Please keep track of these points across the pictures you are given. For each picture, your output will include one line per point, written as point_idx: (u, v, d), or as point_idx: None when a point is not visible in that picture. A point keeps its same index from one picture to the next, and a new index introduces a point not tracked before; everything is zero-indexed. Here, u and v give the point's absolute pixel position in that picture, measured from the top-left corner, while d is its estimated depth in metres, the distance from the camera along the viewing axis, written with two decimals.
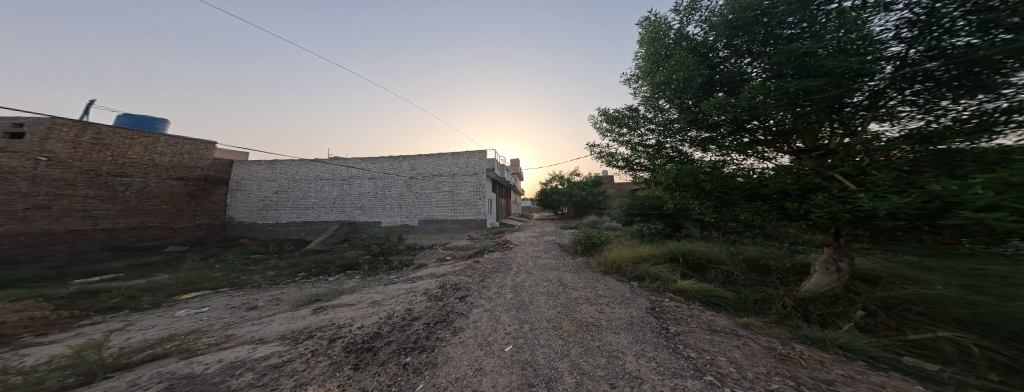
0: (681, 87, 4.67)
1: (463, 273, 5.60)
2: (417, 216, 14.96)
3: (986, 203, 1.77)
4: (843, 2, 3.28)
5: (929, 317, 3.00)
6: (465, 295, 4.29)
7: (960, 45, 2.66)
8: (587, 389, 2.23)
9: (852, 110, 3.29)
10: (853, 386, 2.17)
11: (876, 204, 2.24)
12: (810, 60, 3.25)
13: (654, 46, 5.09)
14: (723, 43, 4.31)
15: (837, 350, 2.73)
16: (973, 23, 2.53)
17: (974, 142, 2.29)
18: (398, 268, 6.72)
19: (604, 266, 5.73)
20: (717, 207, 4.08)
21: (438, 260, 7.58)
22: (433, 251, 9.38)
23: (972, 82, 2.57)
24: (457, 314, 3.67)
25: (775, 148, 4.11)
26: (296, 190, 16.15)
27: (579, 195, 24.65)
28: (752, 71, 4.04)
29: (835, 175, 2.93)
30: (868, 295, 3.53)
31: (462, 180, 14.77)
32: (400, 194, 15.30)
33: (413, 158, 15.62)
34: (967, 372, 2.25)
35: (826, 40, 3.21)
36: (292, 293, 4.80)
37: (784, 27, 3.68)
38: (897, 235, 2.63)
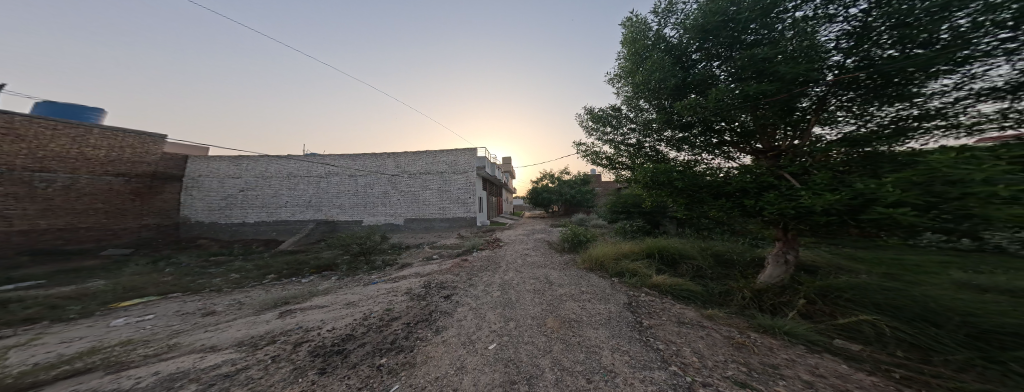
0: (655, 88, 4.83)
1: (449, 272, 5.09)
2: (401, 215, 14.49)
3: (896, 199, 2.03)
4: (797, 12, 3.58)
5: (855, 302, 3.40)
6: (452, 294, 3.80)
7: (886, 56, 2.99)
8: (566, 385, 2.28)
9: (801, 114, 3.63)
10: (794, 369, 2.43)
11: (814, 201, 2.44)
12: (770, 66, 3.53)
13: (634, 47, 5.00)
14: (696, 46, 4.45)
15: (783, 336, 3.02)
16: (894, 37, 2.90)
17: (889, 147, 2.65)
18: (380, 268, 6.41)
19: (589, 263, 5.89)
20: (688, 204, 4.22)
21: (424, 259, 7.36)
22: (419, 250, 9.13)
23: (890, 92, 2.95)
24: (442, 315, 3.32)
25: (738, 149, 4.40)
26: (267, 188, 15.06)
27: (569, 193, 25.04)
28: (719, 74, 4.27)
29: (785, 174, 3.19)
30: (810, 284, 3.91)
31: (450, 178, 14.49)
32: (383, 193, 14.75)
33: (397, 156, 15.09)
34: (880, 350, 2.65)
35: (782, 46, 3.48)
36: (256, 296, 4.31)
37: (748, 32, 3.95)
38: (831, 231, 2.93)
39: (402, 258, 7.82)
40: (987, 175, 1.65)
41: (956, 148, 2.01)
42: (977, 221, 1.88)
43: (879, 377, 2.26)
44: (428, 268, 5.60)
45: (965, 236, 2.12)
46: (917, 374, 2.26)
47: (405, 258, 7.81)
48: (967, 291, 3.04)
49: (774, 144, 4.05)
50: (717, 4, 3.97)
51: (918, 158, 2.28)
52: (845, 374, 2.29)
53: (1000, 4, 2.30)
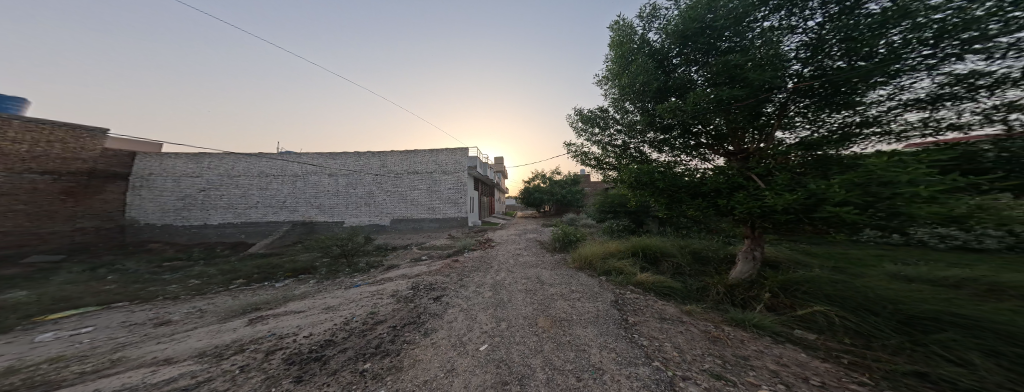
0: (640, 91, 4.78)
1: (439, 272, 4.94)
2: (387, 216, 13.95)
3: (841, 199, 2.30)
4: (765, 22, 3.78)
5: (810, 294, 3.77)
6: (441, 295, 3.67)
7: (835, 67, 3.28)
8: (558, 384, 2.32)
9: (766, 118, 3.90)
10: (762, 360, 2.68)
11: (776, 201, 2.63)
12: (741, 72, 3.68)
13: (619, 50, 4.90)
14: (676, 51, 4.42)
15: (752, 328, 3.28)
16: (842, 50, 3.20)
17: (839, 150, 3.01)
18: (362, 268, 6.07)
19: (578, 262, 6.00)
20: (668, 204, 4.05)
21: (412, 260, 7.10)
22: (408, 251, 8.82)
23: (838, 100, 3.31)
24: (431, 317, 3.19)
25: (712, 151, 4.57)
26: (233, 188, 13.89)
27: (560, 193, 25.39)
28: (696, 79, 4.31)
29: (752, 176, 3.35)
30: (773, 279, 4.25)
31: (438, 178, 14.19)
32: (366, 193, 14.15)
33: (381, 155, 14.56)
34: (831, 338, 3.02)
35: (751, 54, 3.68)
36: (221, 303, 3.91)
37: (722, 39, 4.05)
38: (790, 231, 3.24)
39: (388, 259, 7.50)
40: (911, 179, 1.97)
41: (886, 154, 2.37)
42: (902, 219, 2.23)
43: (830, 365, 2.59)
44: (415, 268, 5.41)
45: (895, 231, 2.48)
46: (860, 361, 2.59)
47: (391, 259, 7.50)
48: (897, 283, 3.53)
49: (745, 146, 4.27)
50: (694, 10, 3.99)
51: (859, 161, 2.64)
52: (804, 363, 2.59)
53: (924, 24, 2.71)
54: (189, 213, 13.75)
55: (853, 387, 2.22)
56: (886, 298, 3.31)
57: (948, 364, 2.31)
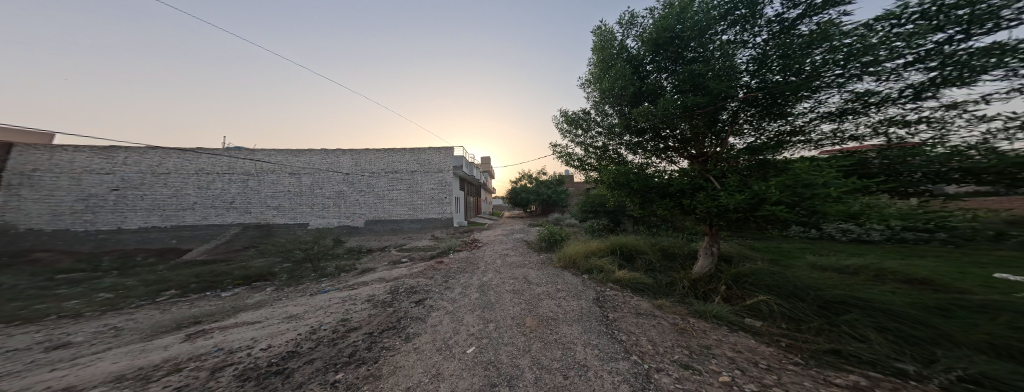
0: (617, 96, 4.10)
1: (421, 275, 4.68)
2: (364, 217, 13.19)
3: (775, 199, 2.70)
4: (725, 35, 3.55)
5: (754, 285, 4.34)
6: (424, 298, 3.47)
7: (775, 81, 3.30)
8: (546, 383, 2.34)
9: (721, 124, 3.77)
10: (721, 348, 3.05)
11: (728, 201, 2.94)
12: (704, 82, 3.37)
13: (602, 55, 4.20)
14: (649, 59, 3.89)
15: (712, 319, 3.68)
16: (781, 66, 3.23)
17: (773, 154, 3.24)
18: (331, 271, 5.51)
19: (563, 262, 6.16)
20: (641, 203, 4.12)
21: (390, 263, 6.61)
22: (389, 252, 8.39)
23: (775, 110, 3.42)
24: (413, 322, 2.99)
25: (680, 153, 4.11)
26: (161, 188, 11.97)
27: (546, 193, 25.69)
28: (665, 85, 3.80)
29: (710, 176, 3.49)
30: (728, 272, 4.78)
31: (420, 178, 13.65)
32: (337, 193, 13.14)
33: (354, 152, 13.59)
34: (772, 324, 3.55)
35: (711, 64, 3.39)
36: (147, 318, 3.21)
37: (688, 50, 3.65)
38: (739, 229, 3.70)
39: (363, 261, 6.97)
40: (826, 182, 2.46)
41: (807, 159, 2.89)
42: (818, 216, 2.76)
43: (773, 348, 3.04)
44: (391, 270, 5.09)
45: (813, 227, 3.05)
46: (793, 343, 3.09)
47: (366, 261, 6.97)
48: (816, 273, 4.27)
49: (704, 149, 4.06)
50: (666, 19, 3.53)
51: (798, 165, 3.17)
52: (753, 349, 3.00)
53: (839, 47, 2.93)
54: (97, 216, 11.34)
55: (790, 367, 2.66)
56: (810, 287, 3.99)
57: (855, 342, 2.90)
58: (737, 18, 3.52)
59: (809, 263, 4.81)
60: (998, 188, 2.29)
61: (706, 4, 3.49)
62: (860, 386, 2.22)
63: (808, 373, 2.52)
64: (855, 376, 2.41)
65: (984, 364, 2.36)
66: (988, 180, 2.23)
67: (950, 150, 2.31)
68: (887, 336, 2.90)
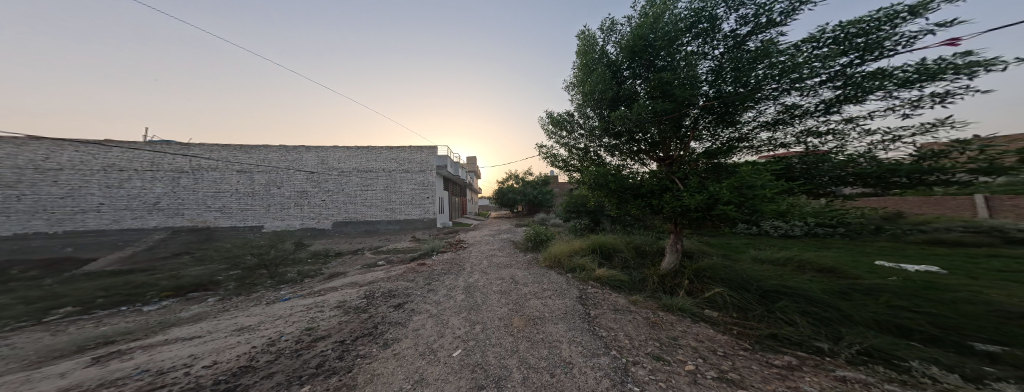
0: (597, 99, 4.17)
1: (401, 277, 4.36)
2: (335, 218, 13.00)
3: (725, 199, 3.13)
4: (692, 45, 3.72)
5: (710, 277, 4.82)
6: (403, 302, 3.26)
7: (729, 92, 3.59)
8: (534, 382, 2.31)
9: (686, 129, 4.00)
10: (686, 338, 3.36)
11: (688, 201, 3.34)
12: (671, 90, 3.52)
13: (585, 58, 4.23)
14: (626, 65, 3.99)
15: (678, 312, 4.02)
16: (733, 79, 3.53)
17: (723, 159, 3.61)
18: (291, 276, 4.91)
19: (548, 261, 6.28)
20: (617, 203, 4.44)
21: (364, 267, 6.02)
22: (362, 254, 7.75)
23: (728, 118, 3.76)
24: (393, 326, 2.78)
25: (649, 156, 4.31)
26: (47, 187, 10.12)
27: (533, 193, 25.77)
28: (638, 90, 3.96)
29: (674, 178, 3.82)
30: (689, 267, 5.16)
31: (398, 178, 13.65)
32: (299, 193, 12.91)
33: (319, 150, 13.37)
34: (726, 314, 4.02)
35: (678, 72, 3.56)
36: (34, 342, 2.49)
37: (660, 57, 3.79)
38: (698, 227, 4.17)
39: (332, 265, 6.32)
40: (762, 184, 2.96)
41: (750, 162, 3.39)
42: (757, 214, 3.27)
43: (727, 336, 3.45)
44: (364, 274, 4.73)
45: (755, 224, 3.59)
46: (742, 330, 3.55)
47: (334, 265, 6.32)
48: (758, 266, 4.96)
49: (670, 153, 4.28)
50: (641, 27, 3.66)
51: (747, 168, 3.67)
52: (712, 338, 3.36)
53: (776, 63, 3.30)
54: None
55: (740, 352, 3.05)
56: (753, 278, 4.61)
57: (789, 328, 3.44)
58: (701, 32, 3.69)
59: (750, 257, 5.60)
60: (875, 189, 3.00)
61: (674, 16, 3.64)
62: (793, 368, 2.65)
63: (755, 357, 2.92)
64: (786, 358, 2.87)
65: (872, 339, 3.02)
66: (871, 181, 2.89)
67: (847, 158, 3.00)
68: (809, 321, 3.53)
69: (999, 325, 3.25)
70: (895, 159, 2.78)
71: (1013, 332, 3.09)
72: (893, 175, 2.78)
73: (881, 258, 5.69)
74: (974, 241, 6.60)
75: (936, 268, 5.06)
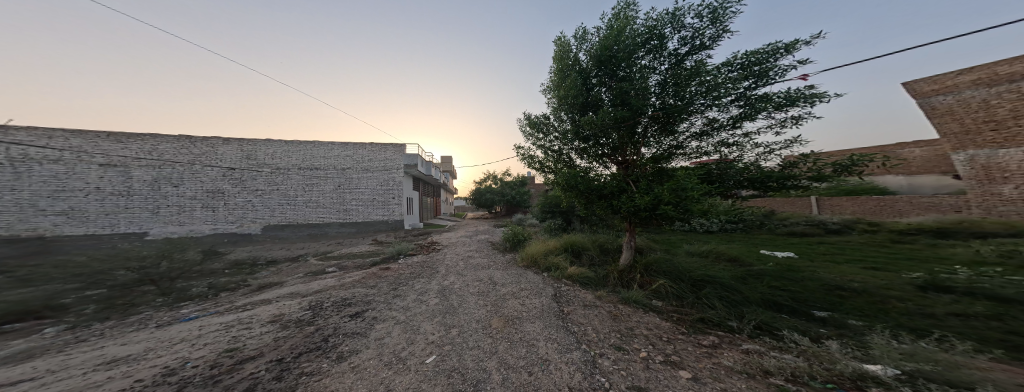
0: (570, 103, 4.57)
1: (359, 284, 3.82)
2: (282, 222, 12.10)
3: (664, 199, 3.75)
4: (643, 60, 4.21)
5: (658, 270, 5.51)
6: (363, 310, 2.83)
7: (670, 103, 4.05)
8: (513, 381, 2.16)
9: (638, 136, 4.50)
10: (641, 328, 3.75)
11: (638, 201, 3.90)
12: (628, 99, 4.04)
13: (561, 65, 4.62)
14: (595, 73, 4.46)
15: (633, 304, 4.45)
16: (673, 92, 4.01)
17: (663, 164, 4.31)
18: (191, 295, 3.87)
19: (525, 261, 6.42)
20: (585, 203, 4.83)
21: (310, 274, 5.07)
22: (303, 262, 6.54)
23: (669, 128, 4.28)
24: (351, 337, 2.35)
25: (609, 160, 4.76)
26: None
27: (510, 194, 26.02)
28: (603, 98, 4.45)
29: (628, 181, 4.37)
30: (641, 263, 5.74)
31: (353, 177, 13.27)
32: (209, 192, 11.24)
33: (243, 142, 12.00)
34: (670, 302, 4.65)
35: (633, 83, 4.03)
36: None
37: (621, 68, 4.26)
38: (647, 225, 4.81)
39: (259, 275, 5.14)
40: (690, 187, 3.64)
41: (683, 168, 4.14)
42: (690, 213, 3.96)
43: (670, 322, 3.98)
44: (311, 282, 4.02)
45: (689, 222, 4.31)
46: (681, 317, 4.15)
47: (262, 275, 5.15)
48: (690, 259, 5.96)
49: (626, 158, 4.74)
50: (607, 38, 4.09)
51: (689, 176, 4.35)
52: (660, 326, 3.84)
53: (704, 81, 3.84)
54: None
55: (679, 336, 3.55)
56: (688, 270, 5.48)
57: (712, 312, 4.21)
58: (652, 47, 4.20)
59: (683, 251, 6.72)
60: (760, 191, 4.00)
61: (634, 31, 4.10)
62: (716, 346, 3.24)
63: (690, 340, 3.46)
64: (711, 338, 3.47)
65: (760, 315, 4.01)
66: (758, 185, 3.87)
67: (744, 167, 3.89)
68: (722, 304, 4.40)
69: (828, 296, 4.68)
70: (770, 165, 3.80)
71: (833, 300, 4.56)
72: (770, 180, 3.76)
73: (767, 248, 7.52)
74: (812, 231, 9.39)
75: (792, 254, 7.03)
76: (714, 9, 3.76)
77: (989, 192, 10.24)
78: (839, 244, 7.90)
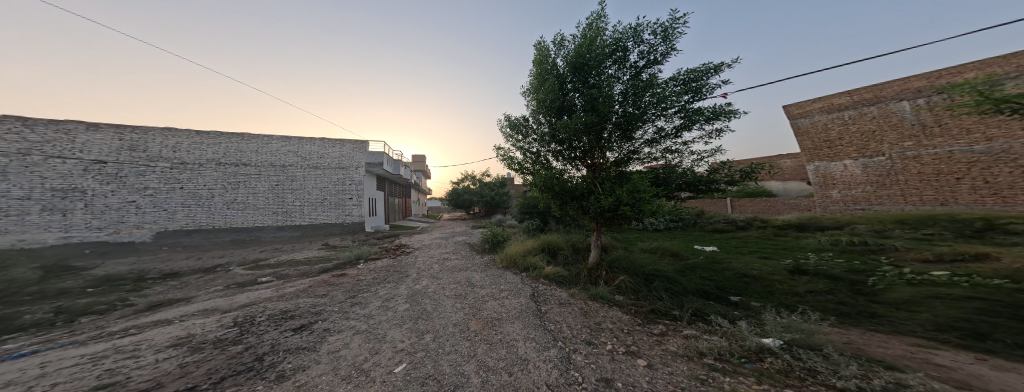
0: (548, 106, 4.85)
1: (307, 295, 3.81)
2: (209, 226, 10.84)
3: (625, 200, 4.17)
4: (610, 71, 4.70)
5: (621, 266, 5.95)
6: (311, 322, 2.70)
7: (629, 112, 4.57)
8: (494, 383, 1.99)
9: (604, 141, 4.92)
10: (608, 322, 3.99)
11: (604, 202, 4.26)
12: (597, 105, 4.50)
13: (541, 68, 4.90)
14: (570, 79, 4.85)
15: (600, 300, 4.70)
16: (632, 102, 4.54)
17: (623, 168, 4.80)
18: (23, 323, 3.01)
19: (505, 262, 6.49)
20: (559, 204, 5.05)
21: (235, 292, 4.23)
22: (226, 276, 5.38)
23: (629, 134, 4.79)
24: (297, 353, 2.01)
25: (580, 162, 5.10)
26: None
27: (489, 195, 25.96)
28: (577, 103, 4.82)
29: (595, 183, 4.76)
30: (608, 261, 6.10)
31: (296, 175, 12.67)
32: (65, 188, 8.83)
33: (126, 128, 10.05)
34: (630, 296, 5.10)
35: (601, 91, 4.47)
36: None
37: (592, 76, 4.71)
38: (611, 224, 5.23)
39: (148, 299, 3.94)
40: (644, 190, 4.11)
41: (640, 172, 4.67)
42: (645, 215, 4.43)
43: (631, 315, 4.32)
44: (239, 308, 3.33)
45: (648, 220, 4.76)
46: (638, 309, 4.55)
47: (150, 299, 3.96)
48: (643, 255, 6.70)
49: (595, 161, 5.13)
50: (580, 47, 4.50)
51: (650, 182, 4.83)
52: (623, 319, 4.13)
53: (655, 93, 4.41)
54: None
55: (636, 327, 3.88)
56: (644, 266, 6.12)
57: (661, 302, 4.78)
58: (617, 58, 4.68)
59: (638, 248, 7.54)
60: (695, 192, 4.78)
61: (604, 42, 4.56)
62: (664, 334, 3.64)
63: (646, 330, 3.80)
64: (660, 327, 3.89)
65: (694, 303, 4.70)
66: (695, 188, 4.64)
67: (683, 171, 4.64)
68: (666, 294, 5.05)
69: (737, 282, 5.82)
70: (701, 171, 4.58)
71: (740, 285, 5.67)
72: (704, 181, 4.53)
73: (699, 244, 9.03)
74: (727, 228, 11.69)
75: (714, 248, 8.58)
76: (665, 28, 4.30)
77: (824, 195, 14.24)
78: (744, 238, 10.00)
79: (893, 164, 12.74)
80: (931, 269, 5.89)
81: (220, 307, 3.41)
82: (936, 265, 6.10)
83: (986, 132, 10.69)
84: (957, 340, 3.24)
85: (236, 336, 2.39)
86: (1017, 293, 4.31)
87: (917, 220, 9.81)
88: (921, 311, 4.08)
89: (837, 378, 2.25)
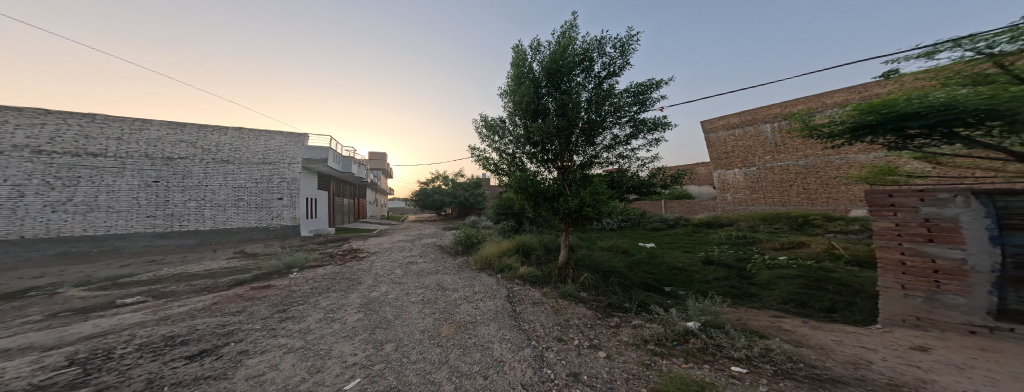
0: (524, 108, 5.02)
1: (212, 313, 2.90)
2: (11, 236, 7.24)
3: (590, 200, 4.50)
4: (578, 78, 5.15)
5: (585, 265, 6.25)
6: (219, 346, 2.05)
7: (592, 118, 5.05)
8: (469, 389, 1.73)
9: (572, 145, 5.29)
10: (575, 318, 4.08)
11: (573, 202, 4.49)
12: (567, 110, 4.87)
13: (518, 71, 5.08)
14: (544, 84, 5.14)
15: (568, 298, 4.80)
16: (594, 109, 5.06)
17: (587, 171, 5.20)
18: None
19: (479, 264, 6.27)
20: (533, 205, 5.14)
21: (84, 318, 2.90)
22: (49, 303, 3.56)
23: (592, 139, 5.27)
24: (193, 386, 1.46)
25: (551, 165, 5.34)
26: None
27: (462, 195, 25.05)
28: (549, 107, 5.11)
29: (564, 185, 5.01)
30: (575, 259, 6.35)
31: (191, 169, 9.91)
32: None
33: None
34: (593, 291, 5.38)
35: (570, 98, 4.87)
36: None
37: (562, 84, 5.10)
38: (576, 224, 5.51)
39: None
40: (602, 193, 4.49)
41: (600, 175, 5.13)
42: (605, 215, 4.82)
43: (592, 310, 4.52)
44: (77, 341, 2.23)
45: (610, 218, 5.15)
46: (599, 304, 4.79)
47: None
48: (602, 253, 7.24)
49: (563, 164, 5.44)
50: (554, 54, 4.85)
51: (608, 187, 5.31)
52: (588, 315, 4.27)
53: (613, 103, 5.01)
54: None
55: (597, 321, 4.06)
56: (604, 263, 6.58)
57: (617, 296, 5.15)
58: (585, 68, 5.16)
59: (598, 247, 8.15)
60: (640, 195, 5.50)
61: (574, 51, 5.00)
62: (620, 326, 3.89)
63: (604, 323, 4.01)
64: (616, 319, 4.16)
65: (642, 296, 5.21)
66: (640, 190, 5.34)
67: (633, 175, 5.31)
68: (620, 288, 5.51)
69: (672, 274, 6.77)
70: (643, 175, 5.33)
71: (673, 276, 6.63)
72: (651, 183, 5.25)
73: (643, 241, 10.37)
74: (660, 226, 13.85)
75: (653, 244, 9.95)
76: (623, 44, 4.98)
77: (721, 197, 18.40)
78: (672, 235, 11.95)
79: (760, 172, 17.09)
80: (778, 254, 8.19)
81: (37, 345, 2.19)
82: (778, 251, 8.58)
83: (805, 151, 15.44)
84: (795, 310, 4.47)
85: (74, 378, 1.59)
86: (821, 270, 6.31)
87: (772, 216, 13.53)
88: (774, 288, 5.51)
89: (734, 350, 2.77)
